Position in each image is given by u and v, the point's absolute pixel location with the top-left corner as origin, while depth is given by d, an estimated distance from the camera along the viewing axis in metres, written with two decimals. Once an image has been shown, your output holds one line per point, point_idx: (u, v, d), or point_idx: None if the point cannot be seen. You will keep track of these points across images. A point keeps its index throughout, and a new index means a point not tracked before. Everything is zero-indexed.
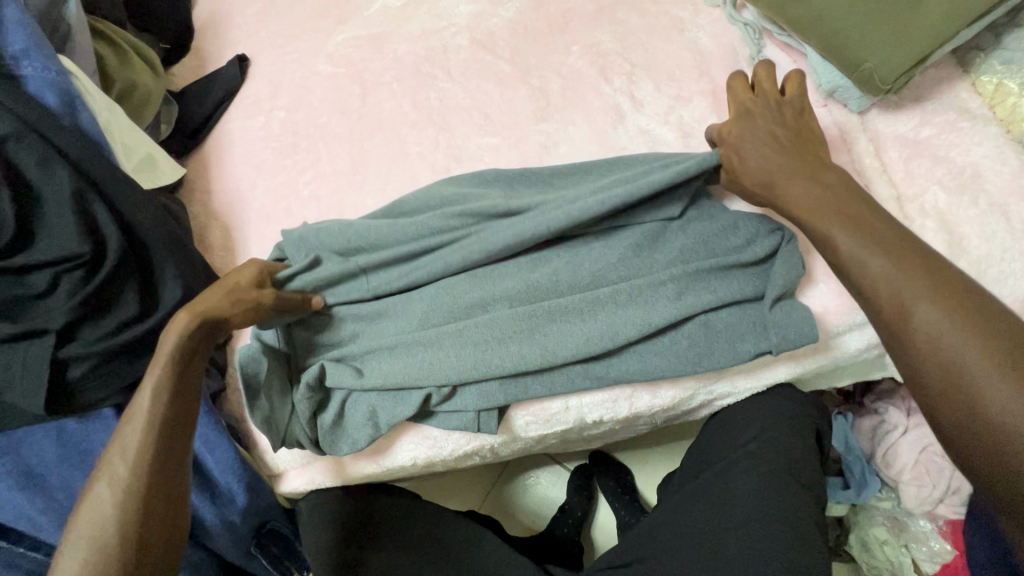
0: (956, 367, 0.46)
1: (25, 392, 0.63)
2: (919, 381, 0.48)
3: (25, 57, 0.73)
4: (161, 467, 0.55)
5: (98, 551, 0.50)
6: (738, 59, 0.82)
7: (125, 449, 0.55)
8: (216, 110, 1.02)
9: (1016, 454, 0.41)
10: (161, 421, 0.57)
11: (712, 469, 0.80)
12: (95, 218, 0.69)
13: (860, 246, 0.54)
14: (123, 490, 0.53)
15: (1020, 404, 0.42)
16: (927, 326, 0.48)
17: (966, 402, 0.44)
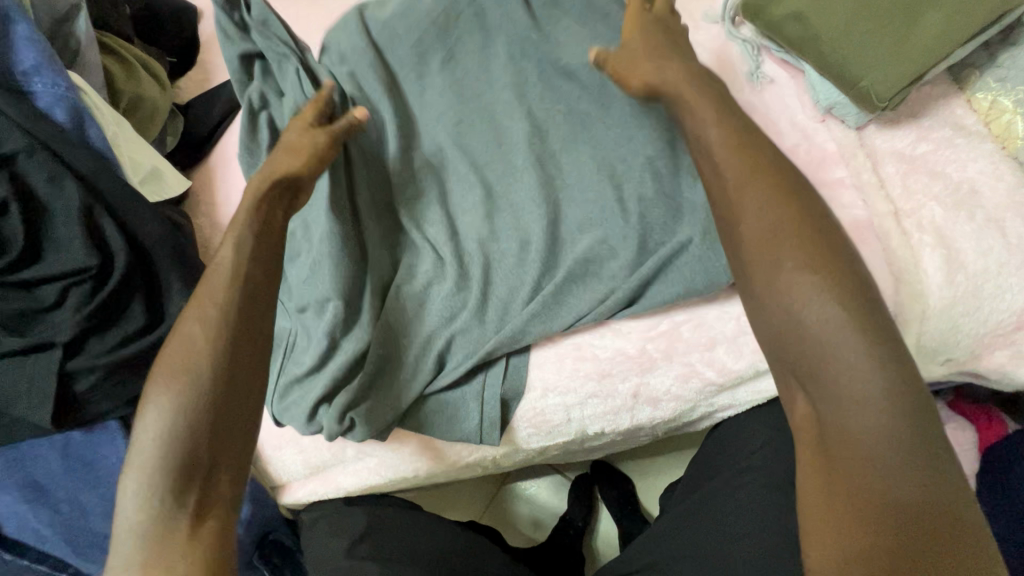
0: (780, 277, 0.49)
1: (33, 406, 0.63)
2: (759, 287, 0.50)
3: (36, 74, 0.74)
4: (223, 366, 0.53)
5: (185, 400, 0.50)
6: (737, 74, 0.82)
7: (200, 307, 0.55)
8: (221, 123, 1.03)
9: (828, 360, 0.46)
10: (246, 274, 0.56)
11: (713, 481, 0.80)
12: (103, 233, 0.70)
13: (742, 181, 0.54)
14: (206, 344, 0.52)
15: (827, 312, 0.47)
16: (779, 266, 0.49)
17: (784, 319, 0.48)
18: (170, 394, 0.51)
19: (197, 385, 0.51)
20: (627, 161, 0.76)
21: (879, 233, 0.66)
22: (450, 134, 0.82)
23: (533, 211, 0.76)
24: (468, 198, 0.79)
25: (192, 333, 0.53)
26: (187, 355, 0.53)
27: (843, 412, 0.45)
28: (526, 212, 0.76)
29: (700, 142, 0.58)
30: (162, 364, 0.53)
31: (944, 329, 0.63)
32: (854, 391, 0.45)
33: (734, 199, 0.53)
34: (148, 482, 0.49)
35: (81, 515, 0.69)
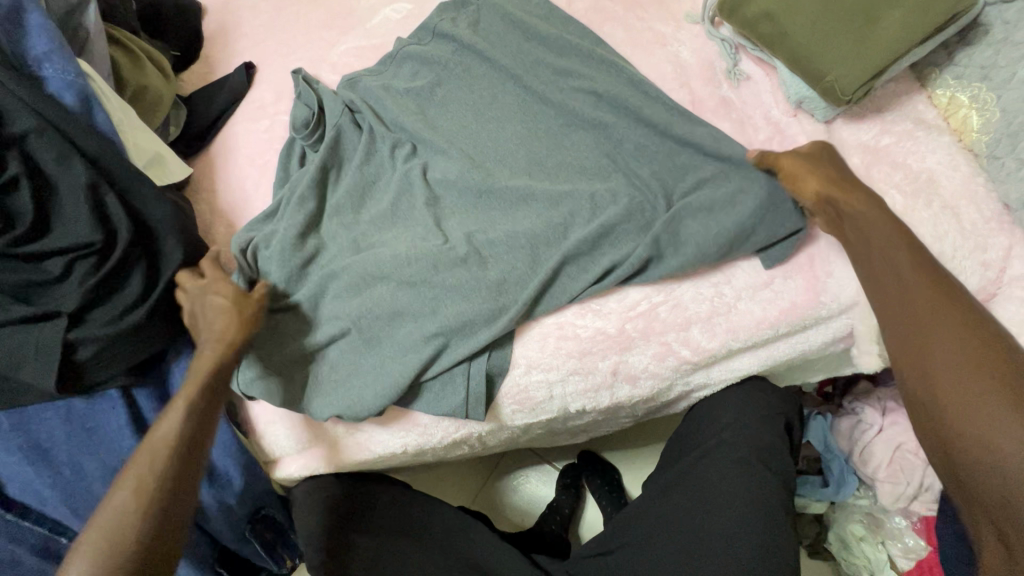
0: (958, 375, 0.57)
1: (38, 370, 0.66)
2: (932, 383, 0.58)
3: (47, 59, 0.78)
4: (128, 527, 0.59)
5: (104, 555, 0.57)
6: (716, 71, 0.87)
7: (146, 460, 0.63)
8: (222, 114, 1.07)
9: (992, 449, 0.54)
10: (176, 443, 0.64)
11: (689, 457, 0.83)
12: (108, 210, 0.73)
13: (925, 294, 0.62)
14: (136, 501, 0.60)
15: (996, 411, 0.54)
16: (953, 376, 0.57)
17: (955, 416, 0.56)
18: (96, 544, 0.58)
19: (120, 545, 0.58)
20: (592, 152, 0.83)
21: None
22: (445, 133, 0.87)
23: (521, 193, 0.80)
24: (456, 192, 0.83)
25: (117, 494, 0.61)
26: (109, 518, 0.59)
27: (1010, 496, 0.52)
28: (511, 190, 0.80)
29: (875, 253, 0.65)
30: (100, 515, 0.60)
31: None
32: (1005, 474, 0.53)
33: (910, 308, 0.62)
34: None
35: (82, 479, 0.71)
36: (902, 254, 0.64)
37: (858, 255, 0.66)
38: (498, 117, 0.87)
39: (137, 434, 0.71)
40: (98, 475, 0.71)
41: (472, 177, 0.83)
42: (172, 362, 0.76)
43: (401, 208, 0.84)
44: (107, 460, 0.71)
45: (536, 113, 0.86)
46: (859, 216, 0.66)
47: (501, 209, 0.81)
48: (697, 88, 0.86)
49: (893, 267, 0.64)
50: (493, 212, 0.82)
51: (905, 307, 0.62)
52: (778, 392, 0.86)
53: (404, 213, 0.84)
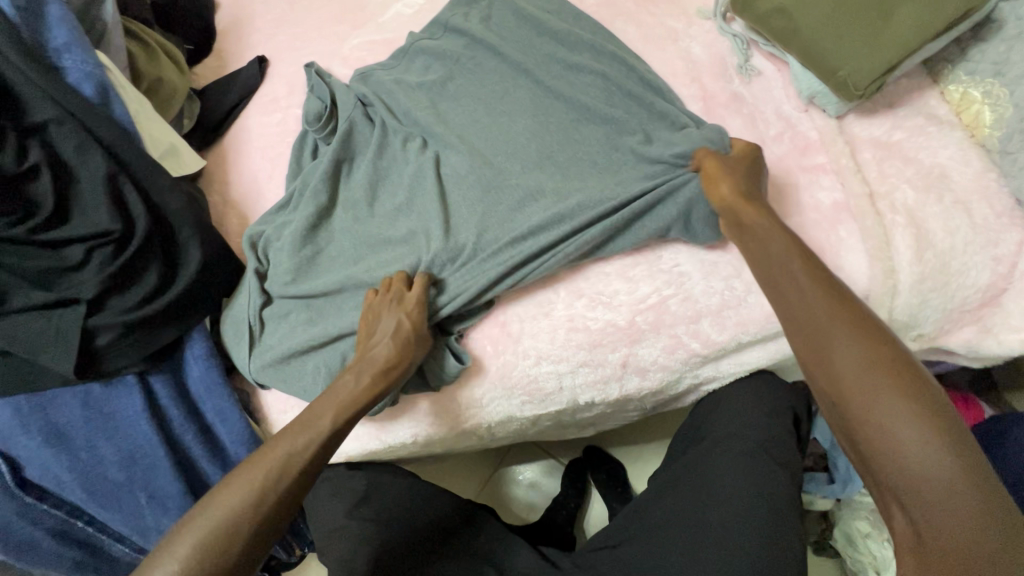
0: (855, 370, 0.53)
1: (57, 356, 0.67)
2: (830, 377, 0.55)
3: (66, 51, 0.79)
4: (231, 532, 0.58)
5: (200, 560, 0.57)
6: (727, 67, 0.87)
7: (265, 463, 0.63)
8: (236, 108, 1.08)
9: (888, 434, 0.50)
10: (311, 456, 0.65)
11: (695, 450, 0.84)
12: (126, 200, 0.74)
13: (806, 286, 0.59)
14: (260, 504, 0.60)
15: (892, 399, 0.51)
16: (848, 369, 0.54)
17: (859, 407, 0.52)
18: (193, 542, 0.57)
19: (216, 542, 0.58)
20: (604, 129, 0.83)
21: (855, 213, 0.70)
22: (456, 126, 0.88)
23: (532, 184, 0.81)
24: (461, 186, 0.83)
25: (227, 498, 0.60)
26: (213, 518, 0.59)
27: (915, 483, 0.49)
28: (523, 182, 0.81)
29: (770, 246, 0.64)
30: (200, 512, 0.59)
31: (913, 304, 0.68)
32: (917, 464, 0.49)
33: (800, 301, 0.59)
34: None
35: (99, 464, 0.72)
36: (780, 246, 0.63)
37: (758, 255, 0.65)
38: (508, 112, 0.87)
39: (153, 420, 0.72)
40: (115, 459, 0.72)
41: (481, 167, 0.83)
42: (186, 350, 0.77)
43: (415, 198, 0.84)
44: (124, 445, 0.72)
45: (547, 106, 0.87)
46: (757, 219, 0.66)
47: (512, 198, 0.81)
48: (709, 83, 0.86)
49: (786, 272, 0.61)
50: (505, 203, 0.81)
51: (788, 303, 0.60)
52: (786, 386, 0.86)
53: (416, 201, 0.84)
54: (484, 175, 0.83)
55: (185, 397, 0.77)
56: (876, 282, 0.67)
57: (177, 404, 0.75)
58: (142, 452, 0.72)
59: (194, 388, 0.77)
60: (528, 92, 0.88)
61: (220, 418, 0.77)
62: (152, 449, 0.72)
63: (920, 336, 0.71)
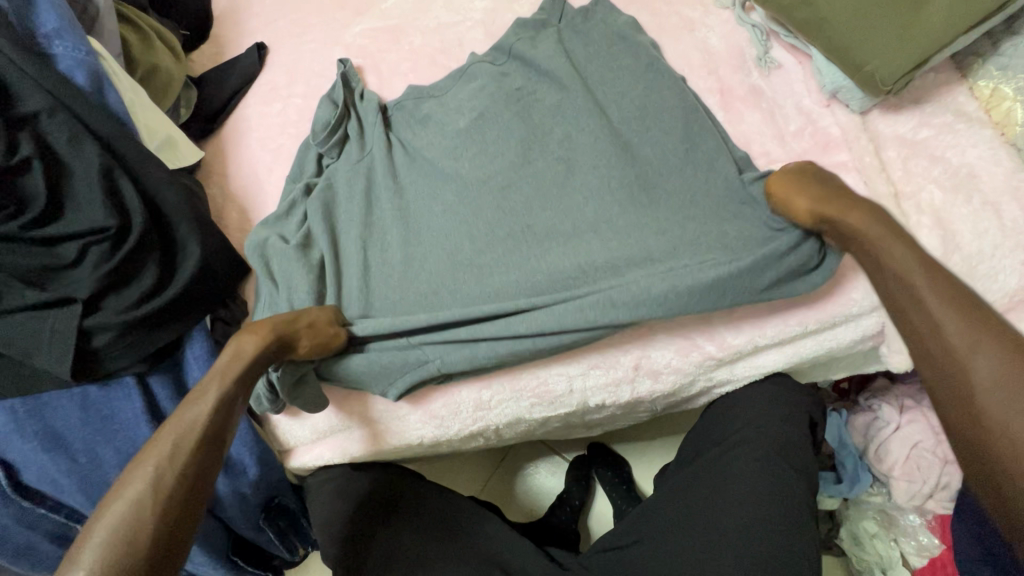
0: (971, 363, 0.47)
1: (53, 358, 0.65)
2: (949, 370, 0.48)
3: (57, 37, 0.76)
4: (141, 510, 0.52)
5: (112, 551, 0.49)
6: (745, 59, 0.84)
7: (163, 442, 0.56)
8: (234, 96, 1.05)
9: (1015, 446, 0.43)
10: (206, 420, 0.59)
11: (710, 452, 0.82)
12: (122, 195, 0.72)
13: (939, 305, 0.51)
14: (163, 480, 0.54)
15: (1018, 400, 0.44)
16: (1005, 404, 0.45)
17: (974, 408, 0.46)
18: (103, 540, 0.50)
19: (127, 531, 0.50)
20: (645, 127, 0.80)
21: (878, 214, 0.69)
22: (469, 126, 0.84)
23: (547, 191, 0.79)
24: (452, 230, 0.79)
25: (128, 481, 0.53)
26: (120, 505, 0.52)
27: None
28: (536, 186, 0.79)
29: (891, 261, 0.56)
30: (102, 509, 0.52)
31: None
32: None
33: (935, 321, 0.50)
34: None
35: (98, 467, 0.70)
36: (904, 257, 0.55)
37: (885, 264, 0.57)
38: (520, 124, 0.83)
39: (153, 422, 0.70)
40: (113, 463, 0.70)
41: (481, 209, 0.80)
42: (186, 349, 0.75)
43: (425, 205, 0.82)
44: (122, 448, 0.70)
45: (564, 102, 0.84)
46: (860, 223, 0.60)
47: (530, 203, 0.79)
48: (726, 76, 0.84)
49: (909, 285, 0.54)
50: (521, 210, 0.79)
51: (925, 322, 0.51)
52: (801, 389, 0.84)
53: (426, 207, 0.82)
54: (484, 225, 0.79)
55: (186, 398, 0.75)
56: None
57: (178, 405, 0.73)
58: (142, 455, 0.70)
59: (194, 389, 0.75)
60: (546, 120, 0.84)
61: None
62: None
63: None
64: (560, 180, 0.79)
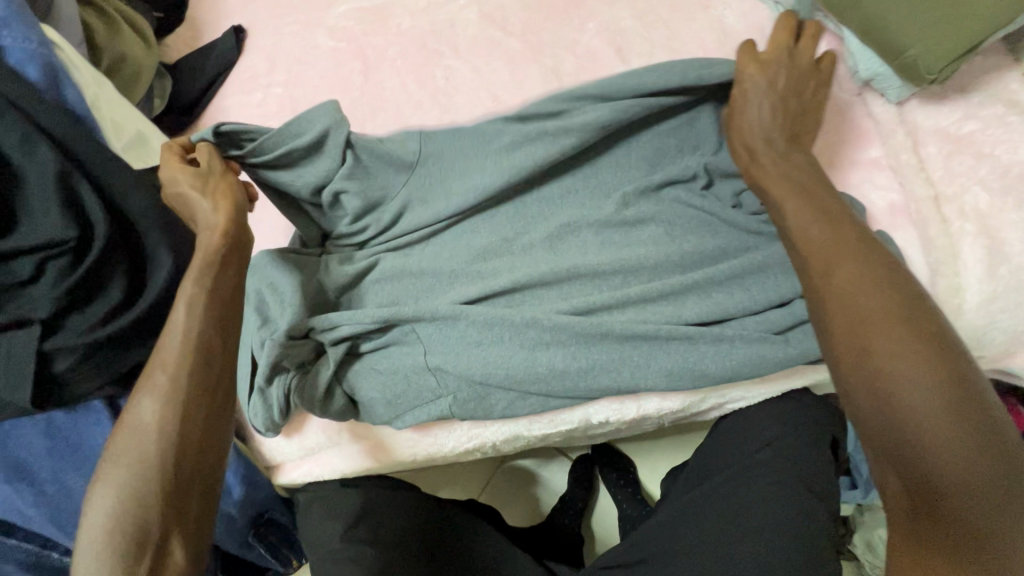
0: (859, 314, 0.49)
1: (12, 384, 0.60)
2: (847, 327, 0.49)
3: (5, 27, 0.69)
4: (166, 413, 0.52)
5: (138, 456, 0.50)
6: (767, 40, 0.77)
7: (171, 361, 0.55)
8: (210, 85, 0.98)
9: (896, 385, 0.45)
10: (202, 334, 0.57)
11: (723, 473, 0.76)
12: (81, 202, 0.66)
13: (854, 291, 0.50)
14: (172, 403, 0.53)
15: (902, 360, 0.46)
16: (902, 380, 0.45)
17: (860, 352, 0.48)
18: (128, 451, 0.51)
19: (139, 462, 0.50)
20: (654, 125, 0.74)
21: (915, 219, 0.62)
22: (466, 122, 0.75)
23: (551, 203, 0.73)
24: (452, 255, 0.72)
25: (140, 398, 0.54)
26: (148, 408, 0.53)
27: (917, 440, 0.43)
28: (543, 195, 0.73)
29: (807, 253, 0.55)
30: (122, 430, 0.53)
31: (981, 325, 0.60)
32: (920, 412, 0.44)
33: (839, 308, 0.50)
34: (120, 536, 0.48)
35: (69, 497, 0.66)
36: (794, 214, 0.57)
37: (804, 259, 0.55)
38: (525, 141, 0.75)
39: None
40: (85, 491, 0.66)
41: (467, 244, 0.73)
42: None
43: (427, 207, 0.73)
44: (93, 476, 0.66)
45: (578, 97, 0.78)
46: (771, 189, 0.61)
47: (542, 217, 0.72)
48: None
49: (788, 223, 0.57)
50: (532, 224, 0.72)
51: (839, 311, 0.50)
52: (822, 400, 0.78)
53: (431, 207, 0.73)
54: (481, 246, 0.72)
55: None
56: (939, 301, 0.60)
57: None
58: None
59: None
60: None
61: None
62: None
63: (983, 359, 0.62)
64: (562, 213, 0.72)
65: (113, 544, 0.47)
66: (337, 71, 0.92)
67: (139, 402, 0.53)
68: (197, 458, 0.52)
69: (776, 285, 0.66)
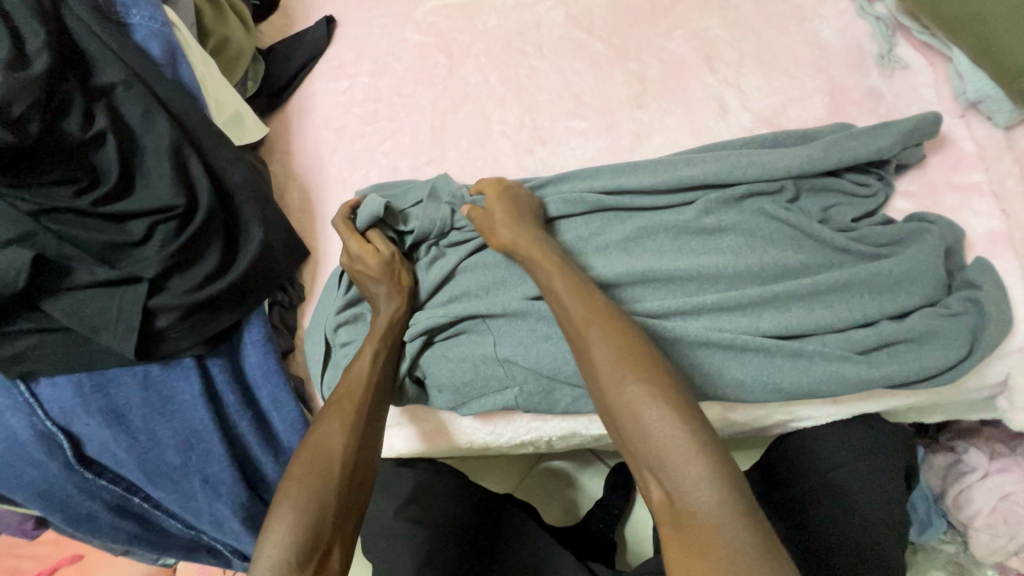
0: (674, 454, 0.49)
1: (120, 336, 0.65)
2: (656, 464, 0.49)
3: (134, 5, 0.74)
4: (351, 437, 0.63)
5: (321, 472, 0.60)
6: (864, 57, 0.76)
7: (351, 400, 0.66)
8: (301, 71, 1.02)
9: (693, 520, 0.46)
10: (377, 383, 0.68)
11: (780, 495, 0.75)
12: (190, 172, 0.70)
13: (659, 427, 0.50)
14: (351, 434, 0.63)
15: (697, 492, 0.46)
16: (692, 491, 0.47)
17: (670, 490, 0.48)
18: (310, 469, 0.60)
19: (317, 478, 0.59)
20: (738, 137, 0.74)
21: (1017, 249, 0.61)
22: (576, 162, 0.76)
23: (628, 206, 0.72)
24: None
25: (330, 422, 0.64)
26: (339, 428, 0.63)
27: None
28: (618, 196, 0.73)
29: (600, 375, 0.55)
30: (305, 448, 0.62)
31: None
32: (725, 549, 0.43)
33: (648, 440, 0.50)
34: (298, 539, 0.55)
35: (157, 446, 0.70)
36: (599, 342, 0.56)
37: (597, 389, 0.55)
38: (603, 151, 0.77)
39: (209, 405, 0.70)
40: (171, 443, 0.70)
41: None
42: (243, 334, 0.74)
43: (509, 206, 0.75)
44: (180, 428, 0.70)
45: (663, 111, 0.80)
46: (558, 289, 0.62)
47: (614, 223, 0.73)
48: (839, 76, 0.76)
49: (591, 356, 0.56)
50: (605, 228, 0.73)
51: (643, 441, 0.51)
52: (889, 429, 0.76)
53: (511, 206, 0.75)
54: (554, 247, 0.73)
55: (241, 382, 0.74)
56: None
57: (234, 390, 0.72)
58: (198, 437, 0.71)
59: (250, 375, 0.75)
60: None
61: (274, 406, 0.75)
62: (208, 434, 0.70)
63: None
64: (638, 218, 0.72)
65: (291, 547, 0.55)
66: (426, 64, 0.96)
67: (328, 427, 0.63)
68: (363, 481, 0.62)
69: (861, 304, 0.63)
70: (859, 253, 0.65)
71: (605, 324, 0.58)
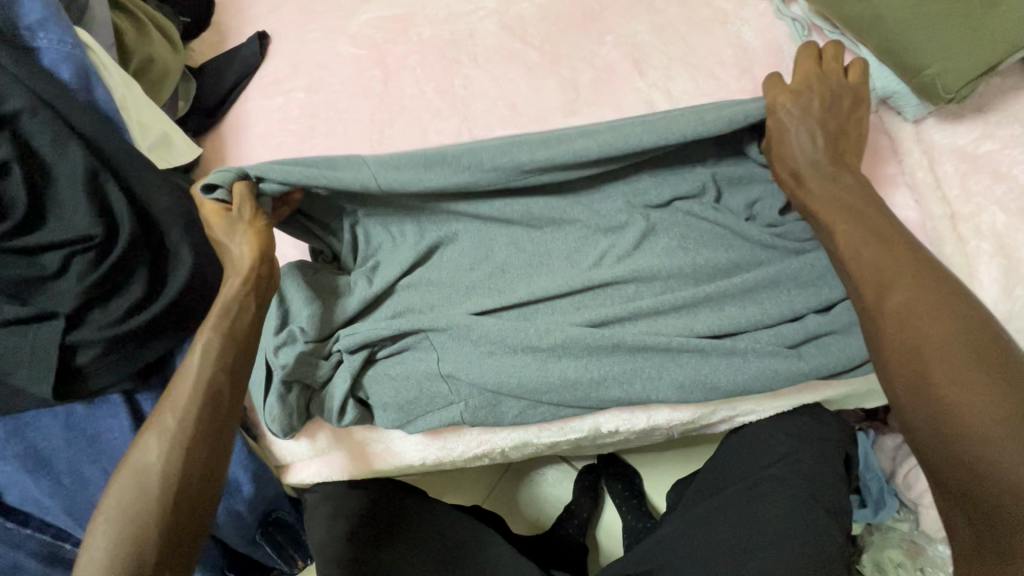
0: (954, 368, 0.50)
1: (34, 376, 0.62)
2: (925, 388, 0.51)
3: (41, 29, 0.70)
4: (180, 437, 0.56)
5: (140, 484, 0.53)
6: (784, 57, 0.78)
7: (175, 408, 0.58)
8: (233, 88, 1.00)
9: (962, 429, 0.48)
10: (213, 380, 0.59)
11: (733, 488, 0.75)
12: (108, 199, 0.67)
13: (942, 354, 0.51)
14: (178, 433, 0.56)
15: (974, 402, 0.48)
16: (960, 401, 0.49)
17: (942, 410, 0.49)
18: (131, 482, 0.54)
19: (139, 491, 0.53)
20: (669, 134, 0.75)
21: (932, 236, 0.64)
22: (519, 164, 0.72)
23: (567, 215, 0.73)
24: (471, 265, 0.73)
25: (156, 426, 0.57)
26: (168, 426, 0.57)
27: (989, 485, 0.46)
28: (552, 205, 0.73)
29: (898, 315, 0.55)
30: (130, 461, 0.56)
31: None
32: (992, 452, 0.46)
33: (941, 370, 0.51)
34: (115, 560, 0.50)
35: (83, 490, 0.67)
36: (899, 291, 0.56)
37: (881, 329, 0.56)
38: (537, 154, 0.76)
39: None
40: (99, 485, 0.67)
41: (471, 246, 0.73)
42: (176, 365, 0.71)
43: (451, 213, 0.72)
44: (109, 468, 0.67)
45: (598, 116, 0.81)
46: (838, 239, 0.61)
47: (554, 232, 0.73)
48: (762, 76, 0.78)
49: (896, 298, 0.56)
50: (547, 240, 0.73)
51: (917, 368, 0.52)
52: (830, 420, 0.77)
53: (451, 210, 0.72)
54: (492, 260, 0.73)
55: None
56: None
57: None
58: None
59: None
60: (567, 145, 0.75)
61: None
62: None
63: None
64: (577, 225, 0.73)
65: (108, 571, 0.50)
66: (362, 76, 0.94)
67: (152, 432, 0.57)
68: (204, 480, 0.56)
69: (788, 299, 0.66)
70: (781, 253, 0.69)
71: (910, 268, 0.56)
